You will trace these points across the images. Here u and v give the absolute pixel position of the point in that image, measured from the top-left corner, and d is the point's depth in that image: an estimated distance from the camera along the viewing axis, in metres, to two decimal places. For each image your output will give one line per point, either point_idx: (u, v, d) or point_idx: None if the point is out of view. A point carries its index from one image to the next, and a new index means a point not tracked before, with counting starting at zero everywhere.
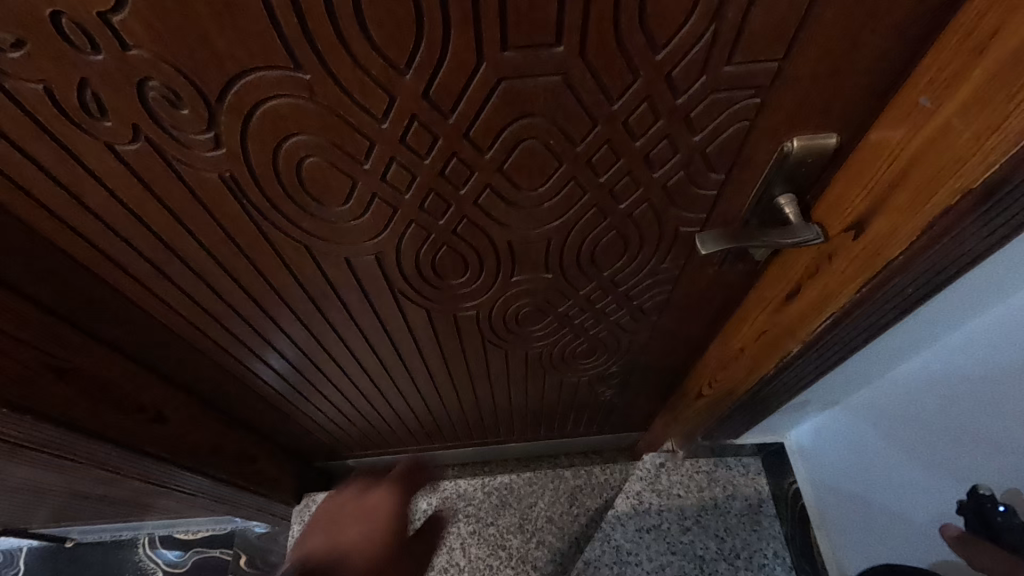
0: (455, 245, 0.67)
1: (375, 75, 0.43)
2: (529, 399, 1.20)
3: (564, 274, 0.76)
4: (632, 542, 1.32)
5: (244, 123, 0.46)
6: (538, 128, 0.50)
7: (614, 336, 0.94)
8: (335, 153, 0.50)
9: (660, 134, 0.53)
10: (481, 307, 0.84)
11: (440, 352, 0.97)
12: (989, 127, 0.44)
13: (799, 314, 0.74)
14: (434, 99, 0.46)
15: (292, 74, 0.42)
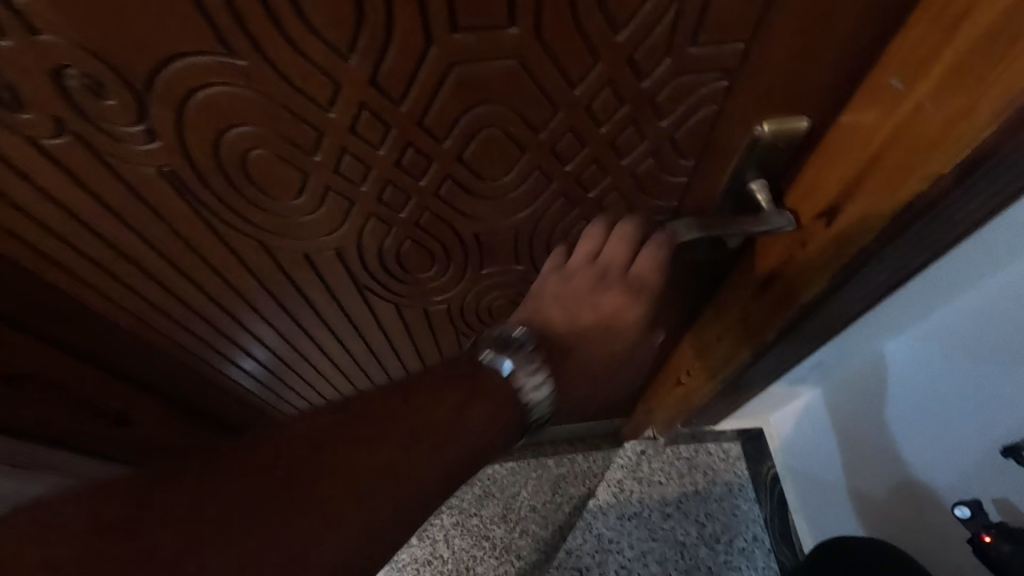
0: (419, 238, 0.64)
1: (316, 62, 0.40)
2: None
3: (535, 265, 0.74)
4: (613, 530, 1.33)
5: (178, 114, 0.43)
6: (496, 115, 0.48)
7: None
8: (282, 145, 0.47)
9: (626, 120, 0.51)
10: (452, 300, 0.81)
11: (414, 346, 0.95)
12: (966, 106, 0.43)
13: (773, 303, 0.73)
14: (383, 86, 0.43)
15: (225, 60, 0.39)
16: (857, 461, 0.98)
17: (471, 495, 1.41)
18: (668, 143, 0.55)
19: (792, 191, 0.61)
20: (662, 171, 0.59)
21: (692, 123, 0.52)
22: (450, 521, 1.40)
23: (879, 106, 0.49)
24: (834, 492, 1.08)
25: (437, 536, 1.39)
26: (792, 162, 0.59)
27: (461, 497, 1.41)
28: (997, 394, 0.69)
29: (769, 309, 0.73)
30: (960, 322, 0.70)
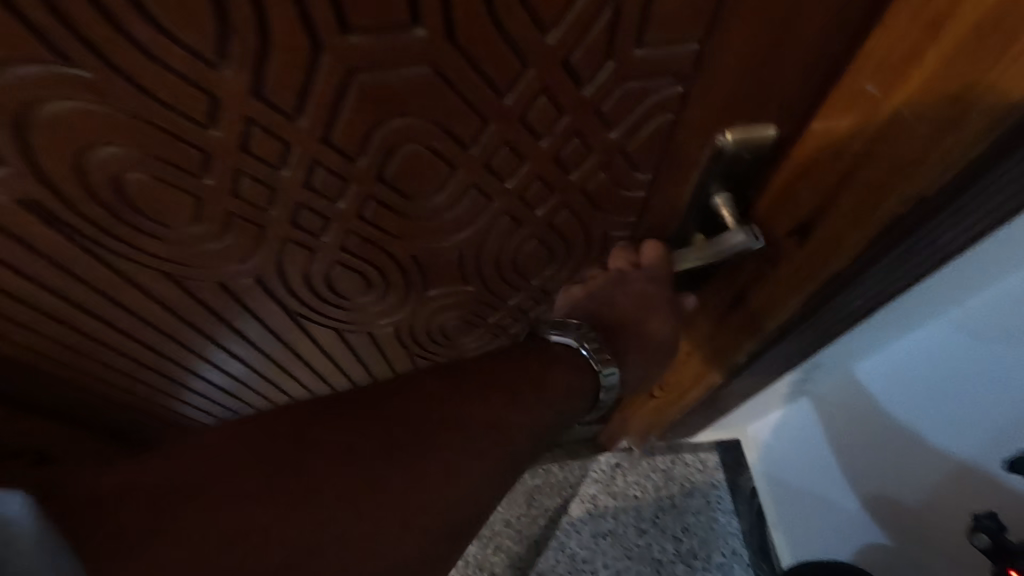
0: (350, 262, 0.57)
1: (181, 73, 0.33)
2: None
3: (487, 284, 0.68)
4: (587, 549, 1.28)
5: (21, 135, 0.35)
6: (415, 129, 0.41)
7: None
8: (163, 168, 0.40)
9: (570, 132, 0.45)
10: (400, 323, 0.75)
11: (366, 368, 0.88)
12: (949, 116, 0.37)
13: (746, 322, 0.68)
14: (272, 99, 0.36)
15: (64, 71, 0.32)
16: (839, 477, 0.93)
17: None
18: (620, 157, 0.49)
19: (758, 206, 0.55)
20: (616, 186, 0.53)
21: (644, 134, 0.47)
22: None
23: (850, 113, 0.43)
24: (813, 506, 1.03)
25: None
26: (757, 174, 0.53)
27: None
28: (1003, 398, 0.61)
29: (746, 325, 0.69)
30: (960, 320, 0.61)
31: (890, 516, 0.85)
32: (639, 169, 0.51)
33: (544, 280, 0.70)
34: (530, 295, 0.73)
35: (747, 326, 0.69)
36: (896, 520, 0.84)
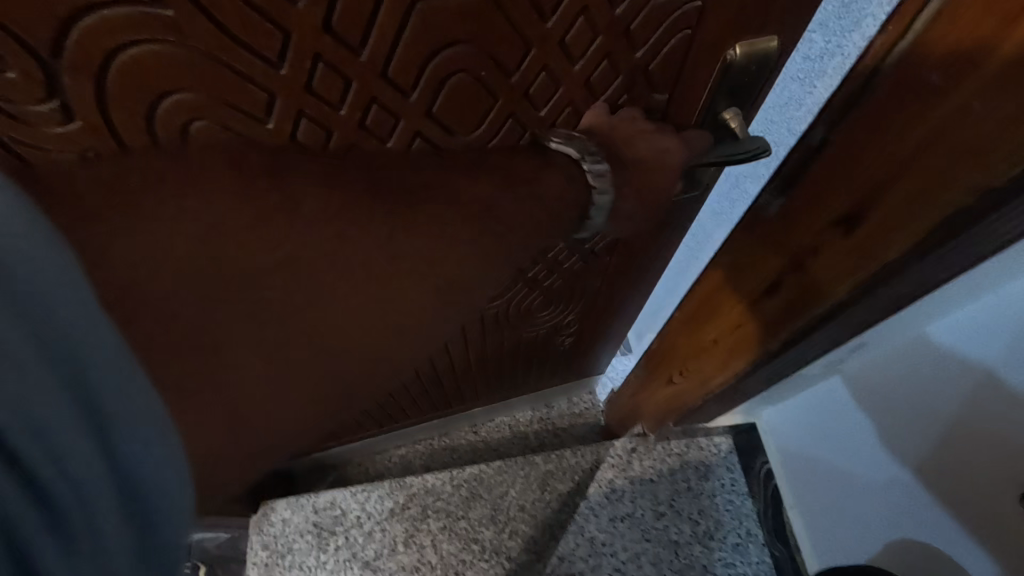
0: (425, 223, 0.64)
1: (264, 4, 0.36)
2: (497, 356, 1.21)
3: None
4: (605, 532, 1.29)
5: (98, 85, 0.38)
6: (467, 55, 0.46)
7: (567, 285, 0.97)
8: (226, 112, 0.42)
9: (599, 54, 0.50)
10: None
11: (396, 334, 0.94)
12: (991, 140, 0.41)
13: (779, 309, 0.71)
14: (338, 32, 0.39)
15: (149, 11, 0.35)
16: (855, 468, 0.95)
17: (458, 497, 1.40)
18: (637, 85, 0.54)
19: (777, 217, 0.62)
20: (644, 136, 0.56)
21: (661, 58, 0.52)
22: (437, 526, 1.39)
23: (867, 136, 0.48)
24: (828, 492, 1.06)
25: (426, 541, 1.38)
26: (789, 183, 0.59)
27: (448, 500, 1.40)
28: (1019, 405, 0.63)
29: (778, 311, 0.72)
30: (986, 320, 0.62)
31: (899, 509, 0.88)
32: (659, 94, 0.56)
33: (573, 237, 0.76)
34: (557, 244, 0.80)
35: (784, 315, 0.71)
36: (903, 513, 0.87)
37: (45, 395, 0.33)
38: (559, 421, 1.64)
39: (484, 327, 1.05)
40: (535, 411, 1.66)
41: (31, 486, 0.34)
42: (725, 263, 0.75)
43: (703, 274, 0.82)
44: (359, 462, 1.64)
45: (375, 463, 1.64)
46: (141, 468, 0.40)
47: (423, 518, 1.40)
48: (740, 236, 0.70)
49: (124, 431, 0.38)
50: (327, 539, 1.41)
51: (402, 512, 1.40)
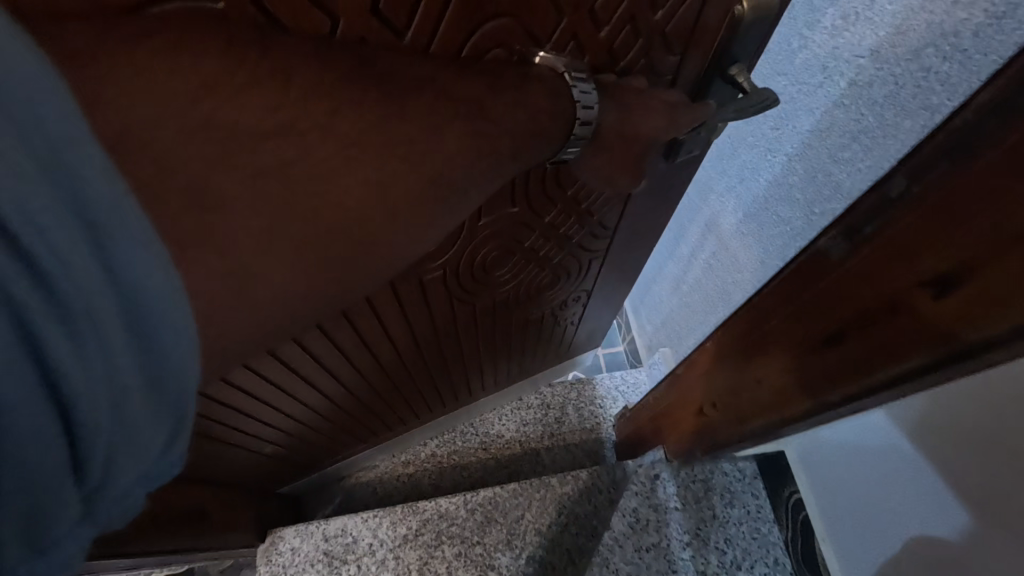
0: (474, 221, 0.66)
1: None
2: (511, 344, 1.15)
3: (530, 204, 0.69)
4: (631, 565, 1.22)
5: None
6: (503, 28, 0.44)
7: (578, 262, 0.93)
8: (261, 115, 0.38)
9: (625, 19, 0.48)
10: (448, 264, 0.73)
11: (410, 330, 0.89)
12: None
13: (837, 364, 0.66)
14: (384, 14, 0.38)
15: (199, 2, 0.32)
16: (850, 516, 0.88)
17: (472, 522, 1.36)
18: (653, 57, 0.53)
19: (842, 261, 0.61)
20: (664, 114, 0.54)
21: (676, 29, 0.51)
22: (452, 553, 1.33)
23: (933, 201, 0.49)
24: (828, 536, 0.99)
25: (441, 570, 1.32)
26: (856, 232, 0.59)
27: (463, 525, 1.35)
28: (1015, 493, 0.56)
29: (838, 369, 0.66)
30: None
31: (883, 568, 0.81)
32: (670, 56, 0.54)
33: (583, 195, 0.72)
34: (570, 211, 0.75)
35: (847, 371, 0.64)
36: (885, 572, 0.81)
37: (72, 255, 0.24)
38: (568, 429, 1.59)
39: (496, 318, 1.00)
40: (546, 422, 1.60)
41: (71, 375, 0.25)
42: (789, 307, 0.72)
43: (760, 306, 0.80)
44: (371, 476, 1.58)
45: (384, 480, 1.57)
46: (179, 361, 0.29)
47: (436, 545, 1.35)
48: (801, 280, 0.69)
49: (161, 311, 0.27)
50: (338, 569, 1.35)
51: (415, 538, 1.37)
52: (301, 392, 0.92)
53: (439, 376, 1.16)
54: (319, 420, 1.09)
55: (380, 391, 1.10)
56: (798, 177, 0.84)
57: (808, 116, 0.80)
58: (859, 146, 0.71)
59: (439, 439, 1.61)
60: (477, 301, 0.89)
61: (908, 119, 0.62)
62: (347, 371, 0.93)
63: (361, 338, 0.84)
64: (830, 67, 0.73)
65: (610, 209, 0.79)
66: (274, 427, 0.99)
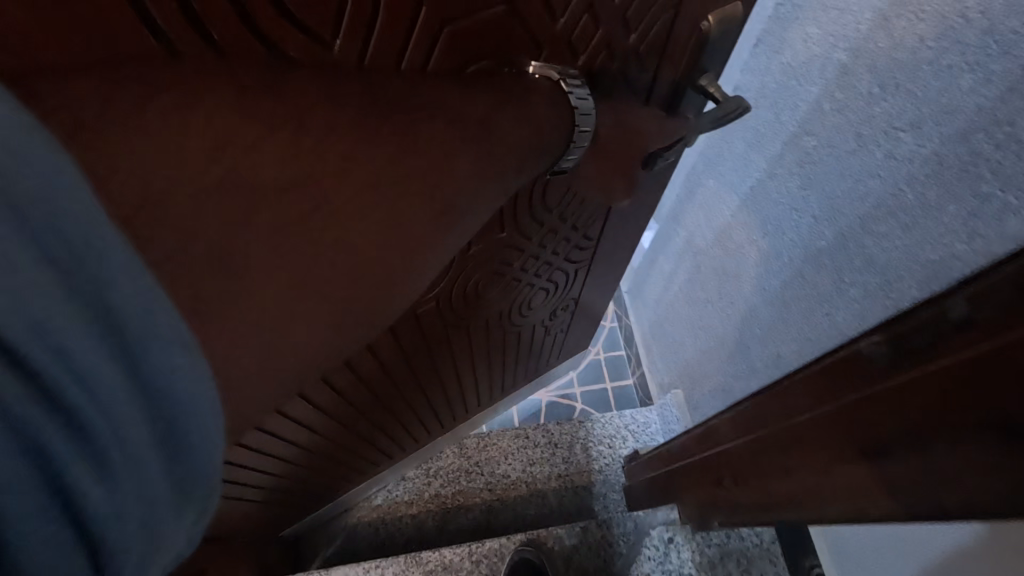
0: (470, 275, 0.56)
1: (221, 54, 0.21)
2: (504, 351, 0.83)
3: (519, 230, 0.53)
4: None
5: None
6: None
7: (577, 283, 0.77)
8: None
9: (599, 47, 0.34)
10: (441, 294, 0.55)
11: (396, 384, 0.68)
12: None
13: (825, 504, 0.38)
14: None
15: None
16: None
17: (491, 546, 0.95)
18: (626, 75, 0.37)
19: (886, 378, 0.32)
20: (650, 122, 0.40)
21: (652, 48, 0.36)
22: None
23: (953, 351, 0.27)
24: None
25: None
26: (905, 351, 0.30)
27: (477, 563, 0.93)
28: None
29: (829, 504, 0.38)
30: None
31: None
32: (642, 76, 0.38)
33: (568, 206, 0.55)
34: (554, 233, 0.58)
35: (838, 495, 0.36)
36: None
37: (44, 306, 0.15)
38: (580, 475, 1.00)
39: (490, 332, 0.73)
40: (554, 463, 1.01)
41: (66, 458, 0.16)
42: (818, 401, 0.38)
43: (791, 393, 0.43)
44: (363, 516, 0.97)
45: (383, 526, 0.97)
46: (204, 428, 0.20)
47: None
48: (833, 377, 0.37)
49: (169, 360, 0.18)
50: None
51: None
52: (244, 473, 0.56)
53: (414, 429, 0.86)
54: (301, 473, 0.71)
55: (347, 421, 0.66)
56: (828, 245, 0.52)
57: (841, 181, 0.49)
58: (899, 217, 0.43)
59: (440, 476, 1.00)
60: (471, 325, 0.67)
61: (952, 203, 0.38)
62: (319, 420, 0.61)
63: (361, 381, 0.60)
64: (840, 88, 0.48)
65: (596, 225, 0.63)
66: (248, 493, 0.62)
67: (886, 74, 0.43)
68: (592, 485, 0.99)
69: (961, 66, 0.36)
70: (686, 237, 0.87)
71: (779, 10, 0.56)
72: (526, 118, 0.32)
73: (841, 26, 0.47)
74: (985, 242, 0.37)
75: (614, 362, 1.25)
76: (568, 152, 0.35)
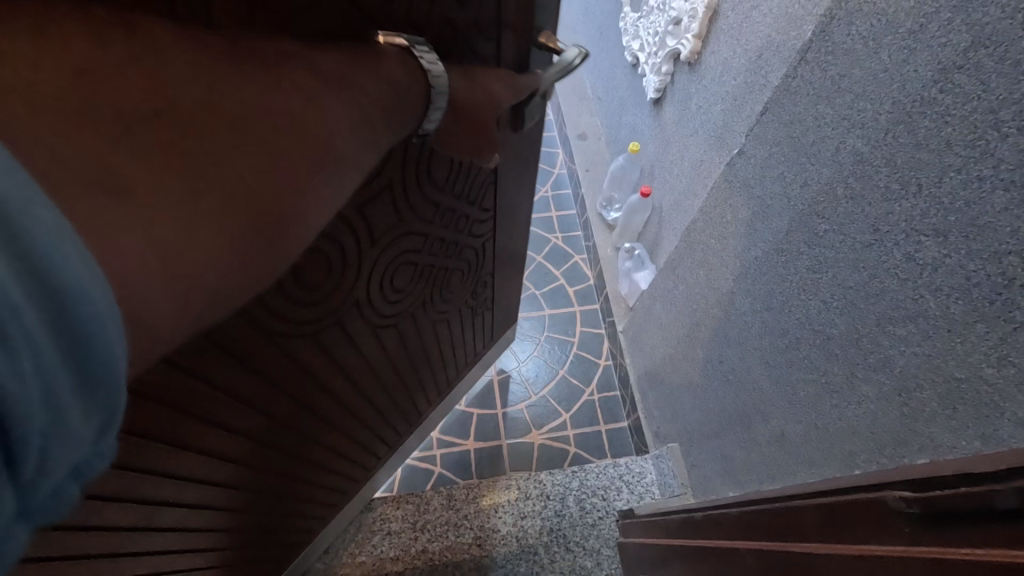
0: (383, 267, 0.53)
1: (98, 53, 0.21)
2: (439, 345, 0.81)
3: (413, 211, 0.51)
4: None
5: None
6: None
7: (489, 252, 0.75)
8: None
9: (440, 23, 0.37)
10: (356, 293, 0.51)
11: (341, 404, 0.64)
12: None
13: None
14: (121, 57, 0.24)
15: None
16: None
17: None
18: (472, 46, 0.41)
19: (925, 551, 0.28)
20: (496, 84, 0.42)
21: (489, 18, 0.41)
22: None
23: (1003, 544, 0.24)
24: None
25: None
26: (950, 519, 0.27)
27: None
28: None
29: None
30: None
31: None
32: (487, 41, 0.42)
33: (456, 181, 0.54)
34: (452, 210, 0.57)
35: None
36: None
37: None
38: (573, 529, 0.96)
39: (421, 327, 0.70)
40: (546, 517, 0.97)
41: None
42: (840, 533, 0.34)
43: (807, 514, 0.39)
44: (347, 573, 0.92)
45: None
46: (113, 311, 0.16)
47: None
48: (861, 515, 0.33)
49: (66, 250, 0.15)
50: None
51: None
52: (200, 536, 0.53)
53: (370, 445, 0.82)
54: (263, 526, 0.66)
55: (301, 454, 0.62)
56: (837, 332, 0.49)
57: (854, 272, 0.46)
58: (921, 324, 0.40)
59: (428, 528, 0.96)
60: (400, 323, 0.64)
61: (981, 322, 0.36)
62: (268, 460, 0.56)
63: (303, 409, 0.56)
64: (855, 174, 0.45)
65: (486, 192, 0.62)
66: (207, 562, 0.57)
67: (908, 172, 0.40)
68: (586, 539, 0.96)
69: (994, 179, 0.34)
70: (685, 292, 0.84)
71: (789, 80, 0.53)
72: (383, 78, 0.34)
73: (856, 112, 0.44)
74: (1020, 371, 0.34)
75: (609, 404, 1.21)
76: (429, 112, 0.37)
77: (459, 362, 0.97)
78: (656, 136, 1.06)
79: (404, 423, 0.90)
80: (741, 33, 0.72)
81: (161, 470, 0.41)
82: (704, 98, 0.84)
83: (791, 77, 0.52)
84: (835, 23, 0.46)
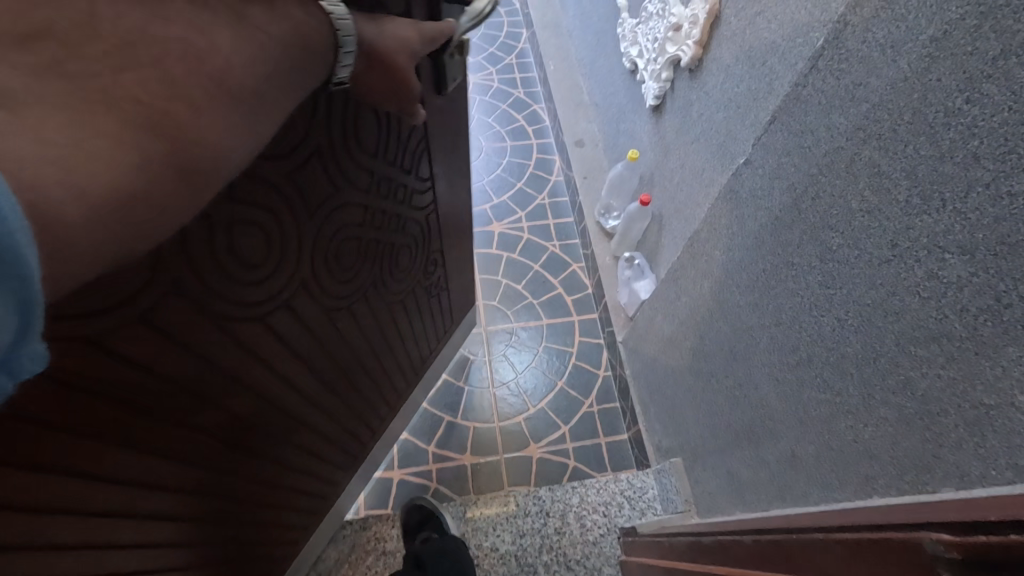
0: (330, 240, 0.51)
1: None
2: (401, 329, 0.80)
3: (348, 179, 0.50)
4: None
5: None
6: None
7: (433, 225, 0.75)
8: None
9: None
10: (302, 267, 0.48)
11: (308, 396, 0.61)
12: None
13: None
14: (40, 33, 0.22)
15: None
16: None
17: None
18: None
19: None
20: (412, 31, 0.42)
21: None
22: None
23: None
24: None
25: None
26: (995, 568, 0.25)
27: None
28: None
29: None
30: None
31: None
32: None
33: (386, 147, 0.54)
34: (388, 178, 0.57)
35: None
36: None
37: None
38: (573, 547, 0.94)
39: (377, 314, 0.69)
40: (546, 534, 0.95)
41: None
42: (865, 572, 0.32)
43: (830, 548, 0.37)
44: None
45: None
46: None
47: None
48: (891, 556, 0.31)
49: None
50: None
51: None
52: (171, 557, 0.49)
53: (344, 442, 0.80)
54: (241, 542, 0.62)
55: (268, 454, 0.59)
56: (853, 351, 0.47)
57: (870, 289, 0.44)
58: (946, 346, 0.38)
59: None
60: (355, 306, 0.62)
61: (1011, 344, 0.34)
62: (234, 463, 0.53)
63: (266, 403, 0.53)
64: (872, 187, 0.43)
65: (421, 163, 0.64)
66: None
67: (929, 186, 0.38)
68: (585, 559, 0.93)
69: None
70: (688, 303, 0.82)
71: (799, 89, 0.51)
72: (281, 15, 0.32)
73: (871, 122, 0.43)
74: None
75: (610, 417, 1.18)
76: (340, 59, 0.35)
77: (422, 347, 0.95)
78: (655, 144, 1.05)
79: (376, 415, 0.87)
80: (745, 40, 0.70)
81: (117, 479, 0.38)
82: (707, 106, 0.82)
83: (802, 85, 0.51)
84: (850, 29, 0.44)
